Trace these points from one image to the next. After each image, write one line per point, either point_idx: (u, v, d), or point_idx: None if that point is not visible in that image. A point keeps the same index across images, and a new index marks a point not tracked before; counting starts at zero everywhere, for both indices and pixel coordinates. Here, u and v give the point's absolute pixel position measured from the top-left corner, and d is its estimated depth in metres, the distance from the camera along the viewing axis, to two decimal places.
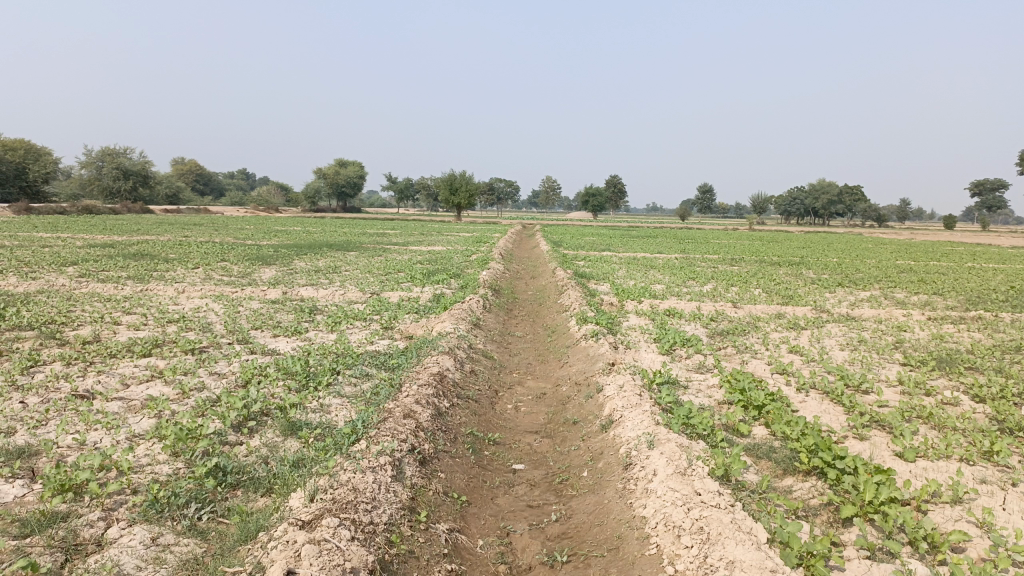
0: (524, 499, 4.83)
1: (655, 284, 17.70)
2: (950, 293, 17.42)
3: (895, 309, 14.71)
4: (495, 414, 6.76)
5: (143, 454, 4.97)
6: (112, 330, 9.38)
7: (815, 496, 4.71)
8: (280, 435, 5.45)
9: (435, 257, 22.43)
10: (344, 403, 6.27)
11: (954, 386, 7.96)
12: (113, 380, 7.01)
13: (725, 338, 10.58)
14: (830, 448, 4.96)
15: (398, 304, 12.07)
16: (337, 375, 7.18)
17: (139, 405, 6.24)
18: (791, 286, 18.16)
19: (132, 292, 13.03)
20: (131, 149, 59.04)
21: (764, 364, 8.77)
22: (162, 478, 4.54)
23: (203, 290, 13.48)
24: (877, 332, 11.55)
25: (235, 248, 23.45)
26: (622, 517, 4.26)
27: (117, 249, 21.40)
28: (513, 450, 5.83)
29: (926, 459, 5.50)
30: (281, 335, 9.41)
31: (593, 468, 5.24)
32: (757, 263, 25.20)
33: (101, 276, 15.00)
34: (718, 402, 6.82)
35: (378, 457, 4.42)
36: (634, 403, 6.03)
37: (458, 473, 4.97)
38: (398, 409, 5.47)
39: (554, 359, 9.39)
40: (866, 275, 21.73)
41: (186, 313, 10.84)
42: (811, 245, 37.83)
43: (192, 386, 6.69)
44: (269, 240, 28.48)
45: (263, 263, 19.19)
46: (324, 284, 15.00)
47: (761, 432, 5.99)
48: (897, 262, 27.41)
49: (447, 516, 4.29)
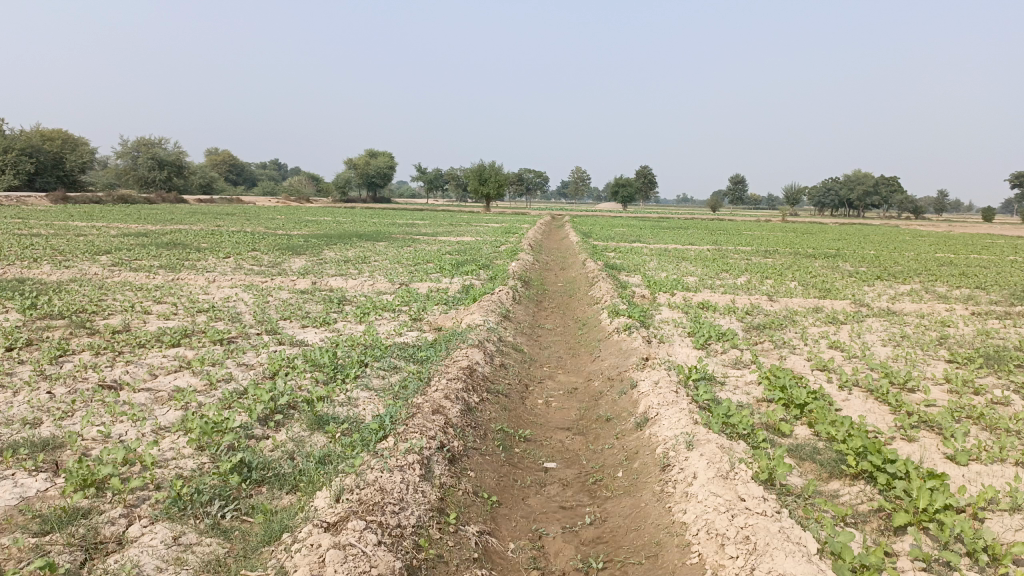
0: (556, 499, 4.66)
1: (688, 277, 17.36)
2: (994, 288, 16.86)
3: (937, 303, 14.27)
4: (526, 409, 6.58)
5: (168, 448, 4.88)
6: (142, 319, 9.35)
7: (864, 502, 4.47)
8: (306, 429, 5.33)
9: (464, 248, 22.28)
10: (372, 397, 6.14)
11: (1004, 385, 7.63)
12: (141, 370, 6.96)
13: (761, 332, 10.31)
14: (880, 451, 4.72)
15: (427, 295, 11.94)
16: (364, 367, 7.06)
17: (165, 396, 6.17)
18: (827, 279, 17.74)
19: (163, 281, 13.07)
20: (166, 139, 59.72)
21: (803, 360, 8.49)
22: (186, 473, 4.44)
23: (233, 280, 13.46)
24: (920, 328, 11.16)
25: (266, 238, 23.55)
26: (660, 522, 4.06)
27: (149, 238, 21.60)
28: (545, 448, 5.65)
29: (980, 463, 5.22)
30: (310, 326, 9.32)
31: (628, 468, 5.05)
32: (792, 256, 24.72)
33: (133, 266, 15.07)
34: (757, 400, 6.59)
35: (407, 455, 4.25)
36: (671, 400, 5.82)
37: (488, 472, 4.80)
38: (427, 405, 5.31)
39: (586, 353, 9.20)
40: (905, 268, 21.15)
41: (216, 302, 10.82)
42: (848, 237, 37.01)
43: (220, 376, 6.61)
44: (300, 229, 28.59)
45: (293, 253, 19.18)
46: (353, 274, 14.93)
47: (804, 433, 5.75)
48: (936, 255, 26.69)
49: (477, 517, 4.12)
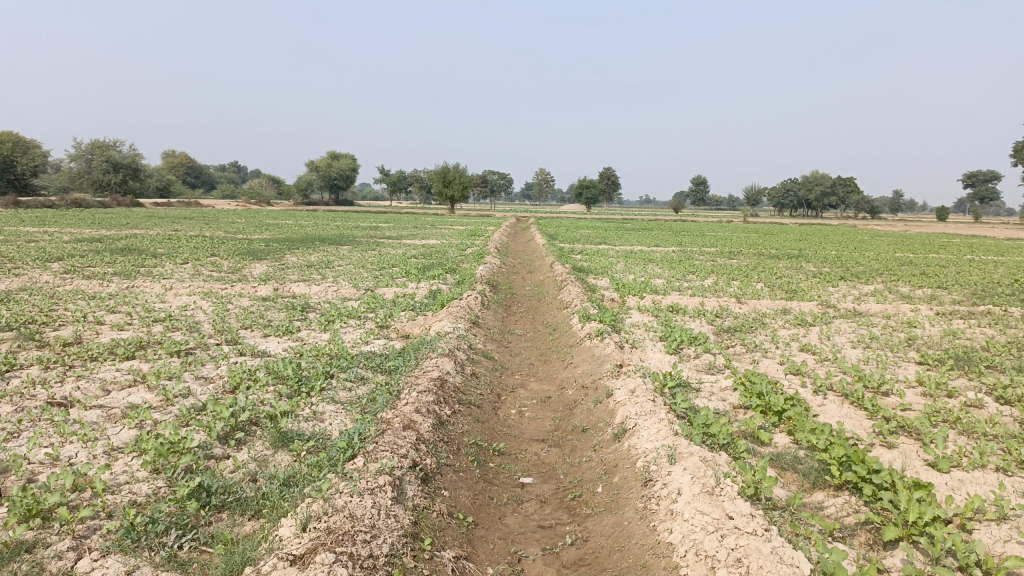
0: (534, 518, 4.47)
1: (655, 279, 17.30)
2: (955, 287, 17.09)
3: (901, 303, 14.39)
4: (499, 421, 6.38)
5: (121, 472, 4.58)
6: (94, 330, 8.95)
7: (850, 514, 4.35)
8: (270, 447, 5.06)
9: (430, 251, 22.01)
10: (339, 411, 5.90)
11: (976, 387, 7.63)
12: (93, 386, 6.61)
13: (732, 335, 10.24)
14: (864, 461, 4.61)
15: (393, 301, 11.68)
16: (330, 378, 6.80)
17: (119, 414, 5.84)
18: (793, 280, 17.83)
19: (118, 289, 12.60)
20: (121, 141, 58.30)
21: (776, 364, 8.41)
22: (141, 500, 4.15)
23: (191, 287, 13.03)
24: (888, 328, 11.20)
25: (227, 242, 23.00)
26: (645, 543, 3.89)
27: (104, 244, 20.91)
28: (519, 462, 5.45)
29: (961, 469, 5.15)
30: (272, 335, 9.00)
31: (608, 483, 4.87)
32: (756, 256, 24.88)
33: (86, 273, 14.54)
34: (733, 406, 6.48)
35: (377, 477, 4.02)
36: (649, 410, 5.66)
37: (462, 490, 4.59)
38: (397, 420, 5.08)
39: (557, 359, 9.03)
40: (867, 268, 21.40)
41: (174, 311, 10.43)
42: (810, 237, 37.42)
43: (177, 392, 6.30)
44: (262, 234, 28.02)
45: (254, 258, 18.72)
46: (317, 280, 14.59)
47: (784, 441, 5.63)
48: (896, 254, 27.06)
49: (453, 541, 3.92)
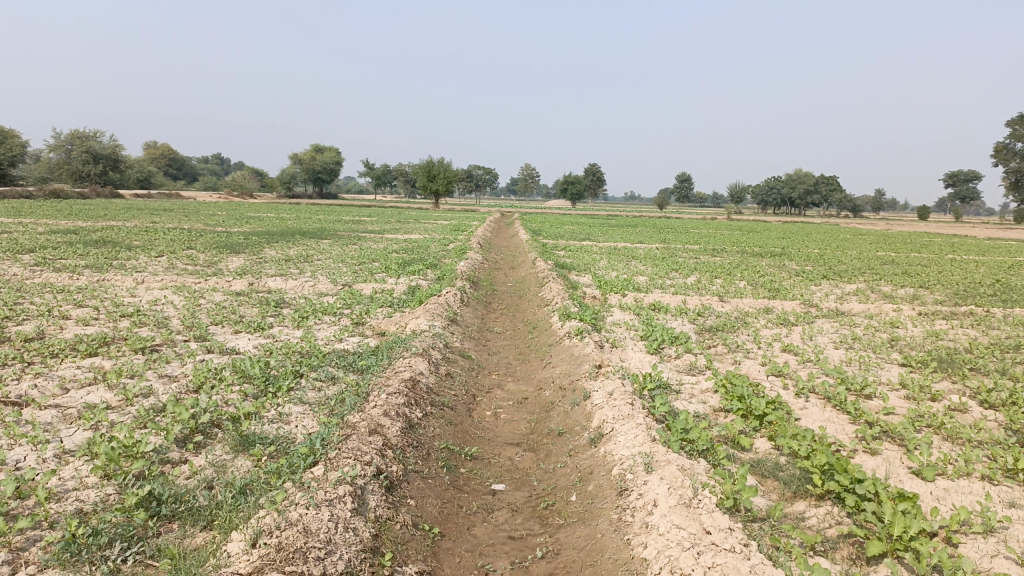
0: (504, 529, 4.28)
1: (638, 276, 17.15)
2: (937, 287, 17.06)
3: (883, 303, 14.31)
4: (473, 423, 6.17)
5: (69, 477, 4.32)
6: (58, 325, 8.66)
7: (833, 526, 4.18)
8: (230, 452, 4.83)
9: (412, 246, 21.74)
10: (306, 412, 5.67)
11: (960, 391, 7.50)
12: (51, 384, 6.34)
13: (714, 335, 10.09)
14: (848, 470, 4.45)
15: (371, 297, 11.44)
16: (299, 378, 6.57)
17: (74, 415, 5.58)
18: (776, 278, 17.73)
19: (88, 282, 12.26)
20: (101, 131, 57.45)
21: (758, 365, 8.25)
22: (87, 509, 3.91)
23: (164, 281, 12.72)
24: (871, 329, 11.09)
25: (205, 235, 22.63)
26: (618, 557, 3.71)
27: (79, 235, 20.53)
28: (492, 467, 5.26)
29: (945, 478, 5.00)
30: (243, 332, 8.74)
31: (582, 492, 4.68)
32: (739, 254, 24.82)
33: (56, 265, 14.16)
34: (714, 409, 6.31)
35: (337, 487, 3.81)
36: (626, 414, 5.47)
37: (430, 499, 4.39)
38: (363, 424, 4.86)
39: (535, 358, 8.84)
40: (850, 267, 21.38)
41: (143, 306, 10.12)
42: (793, 236, 37.40)
43: (138, 392, 6.04)
44: (242, 227, 27.64)
45: (231, 252, 18.38)
46: (294, 274, 14.30)
47: (764, 446, 5.46)
48: (878, 253, 27.06)
49: (416, 555, 3.72)
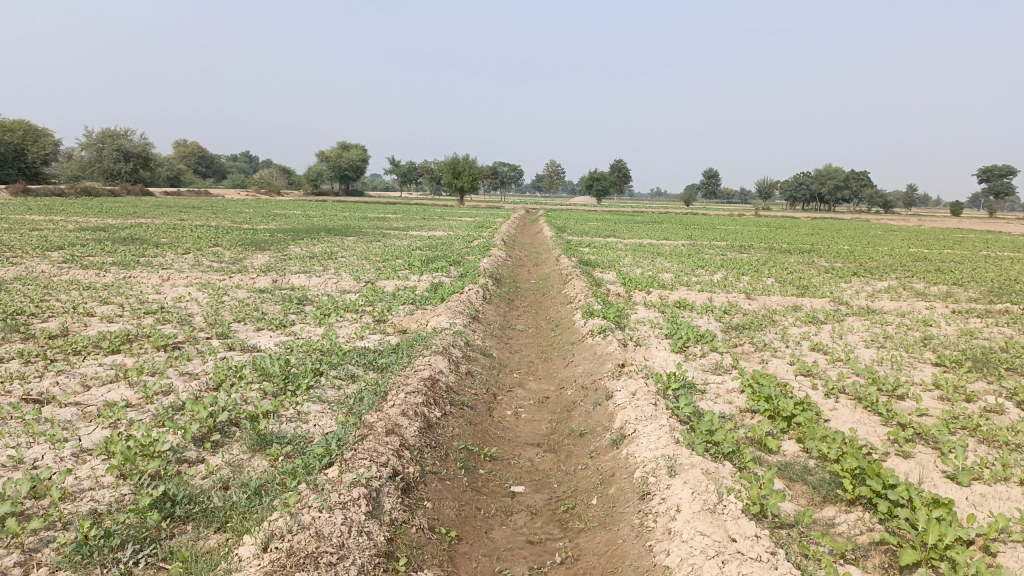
0: (523, 532, 4.18)
1: (663, 273, 16.96)
2: (972, 284, 16.66)
3: (915, 301, 14.00)
4: (493, 423, 6.08)
5: (85, 477, 4.29)
6: (82, 322, 8.70)
7: (864, 532, 4.04)
8: (246, 452, 4.77)
9: (436, 243, 21.68)
10: (324, 411, 5.61)
11: (996, 391, 7.27)
12: (73, 381, 6.35)
13: (741, 333, 9.91)
14: (879, 475, 4.29)
15: (393, 294, 11.39)
16: (319, 376, 6.52)
17: (94, 412, 5.56)
18: (804, 275, 17.43)
19: (114, 280, 12.34)
20: (131, 130, 58.21)
21: (786, 364, 8.07)
22: (102, 509, 3.87)
23: (189, 278, 12.79)
24: (902, 327, 10.83)
25: (231, 232, 22.77)
26: (640, 564, 3.59)
27: (108, 233, 20.75)
28: (511, 468, 5.16)
29: (982, 483, 4.82)
30: (265, 329, 8.73)
31: (603, 494, 4.57)
32: (767, 251, 24.49)
33: (84, 262, 14.29)
34: (740, 410, 6.15)
35: (352, 489, 3.73)
36: (649, 415, 5.34)
37: (447, 501, 4.31)
38: (380, 424, 4.78)
39: (558, 357, 8.73)
40: (881, 264, 20.98)
41: (167, 303, 10.16)
42: (823, 232, 36.86)
43: (158, 389, 6.02)
44: (268, 224, 27.80)
45: (256, 249, 18.47)
46: (318, 271, 14.30)
47: (792, 448, 5.30)
48: (910, 250, 26.57)
49: (432, 560, 3.65)
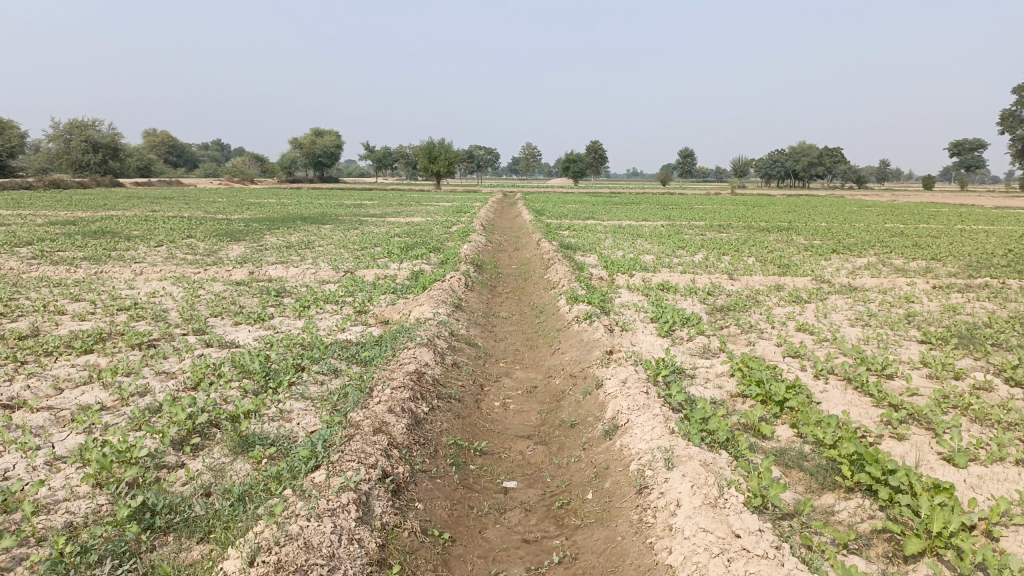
0: (518, 530, 4.07)
1: (644, 255, 16.89)
2: (950, 259, 16.75)
3: (896, 277, 14.03)
4: (481, 415, 5.95)
5: (59, 487, 4.10)
6: (54, 322, 8.43)
7: (866, 520, 3.96)
8: (228, 454, 4.60)
9: (414, 229, 21.47)
10: (308, 408, 5.45)
11: (983, 368, 7.25)
12: (44, 384, 6.12)
13: (726, 315, 9.84)
14: (878, 460, 4.22)
15: (373, 283, 11.19)
16: (301, 371, 6.34)
17: (67, 417, 5.35)
18: (784, 254, 17.43)
19: (85, 275, 12.02)
20: (99, 121, 57.04)
21: (773, 346, 8.00)
22: (77, 522, 3.70)
23: (163, 272, 12.48)
24: (885, 304, 10.82)
25: (205, 223, 22.35)
26: (641, 564, 3.49)
27: (78, 227, 20.29)
28: (503, 463, 5.04)
29: (978, 463, 4.77)
30: (243, 324, 8.51)
31: (599, 488, 4.46)
32: (746, 230, 24.51)
33: (54, 258, 13.92)
34: (730, 395, 6.07)
35: (341, 494, 3.60)
36: (642, 404, 5.24)
37: (439, 501, 4.19)
38: (367, 423, 4.64)
39: (544, 344, 8.60)
40: (859, 240, 21.05)
41: (140, 299, 9.88)
42: (799, 209, 37.03)
43: (135, 391, 5.82)
44: (243, 214, 27.37)
45: (231, 240, 18.12)
46: (296, 262, 14.05)
47: (787, 433, 5.22)
48: (886, 225, 26.70)
49: (426, 565, 3.53)
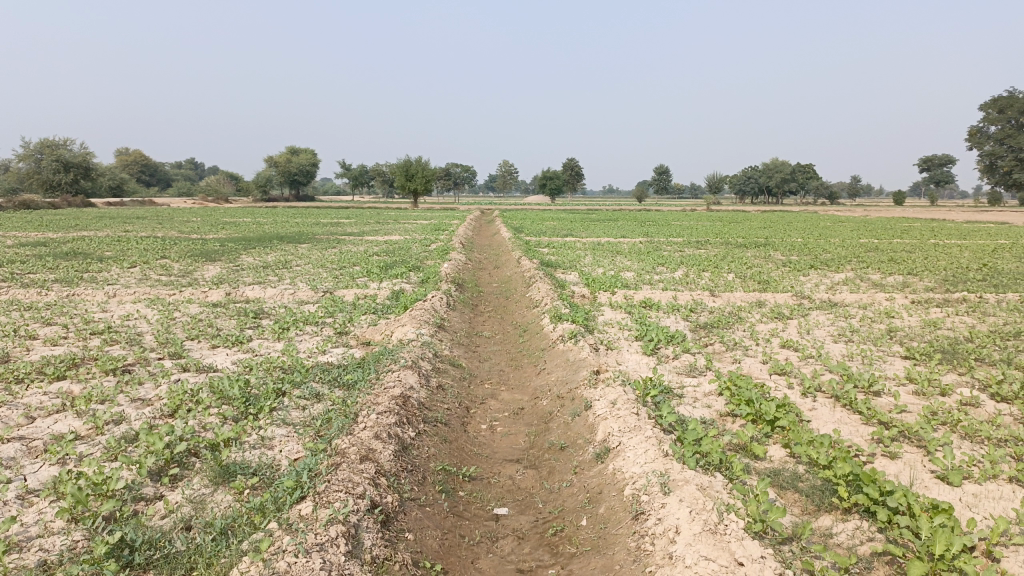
0: (512, 560, 3.96)
1: (624, 272, 16.89)
2: (926, 273, 16.91)
3: (875, 292, 14.12)
4: (468, 439, 5.83)
5: (31, 522, 3.91)
6: (24, 347, 8.19)
7: (866, 542, 3.89)
8: (209, 485, 4.43)
9: (393, 248, 21.31)
10: (290, 435, 5.30)
11: (968, 383, 7.25)
12: (16, 413, 5.90)
13: (710, 332, 9.81)
14: (874, 481, 4.16)
15: (354, 304, 11.04)
16: (282, 396, 6.18)
17: (40, 447, 5.15)
18: (763, 270, 17.52)
19: (57, 298, 11.74)
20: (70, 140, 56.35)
21: (759, 363, 7.95)
22: (51, 560, 3.52)
23: (137, 294, 12.24)
24: (867, 320, 10.86)
25: (179, 243, 22.04)
26: None
27: (49, 248, 19.90)
28: (492, 489, 4.92)
29: (972, 481, 4.72)
30: (221, 347, 8.33)
31: (593, 514, 4.37)
32: (724, 246, 24.65)
33: (24, 280, 13.61)
34: (720, 414, 6.01)
35: (329, 527, 3.47)
36: (633, 426, 5.16)
37: (429, 531, 4.06)
38: (353, 450, 4.51)
39: (528, 364, 8.50)
40: (835, 255, 21.24)
41: (114, 322, 9.65)
42: (775, 224, 37.37)
43: (111, 419, 5.63)
44: (217, 233, 27.05)
45: (207, 260, 17.84)
46: (274, 282, 13.85)
47: (779, 454, 5.15)
48: (862, 240, 26.95)
49: None
